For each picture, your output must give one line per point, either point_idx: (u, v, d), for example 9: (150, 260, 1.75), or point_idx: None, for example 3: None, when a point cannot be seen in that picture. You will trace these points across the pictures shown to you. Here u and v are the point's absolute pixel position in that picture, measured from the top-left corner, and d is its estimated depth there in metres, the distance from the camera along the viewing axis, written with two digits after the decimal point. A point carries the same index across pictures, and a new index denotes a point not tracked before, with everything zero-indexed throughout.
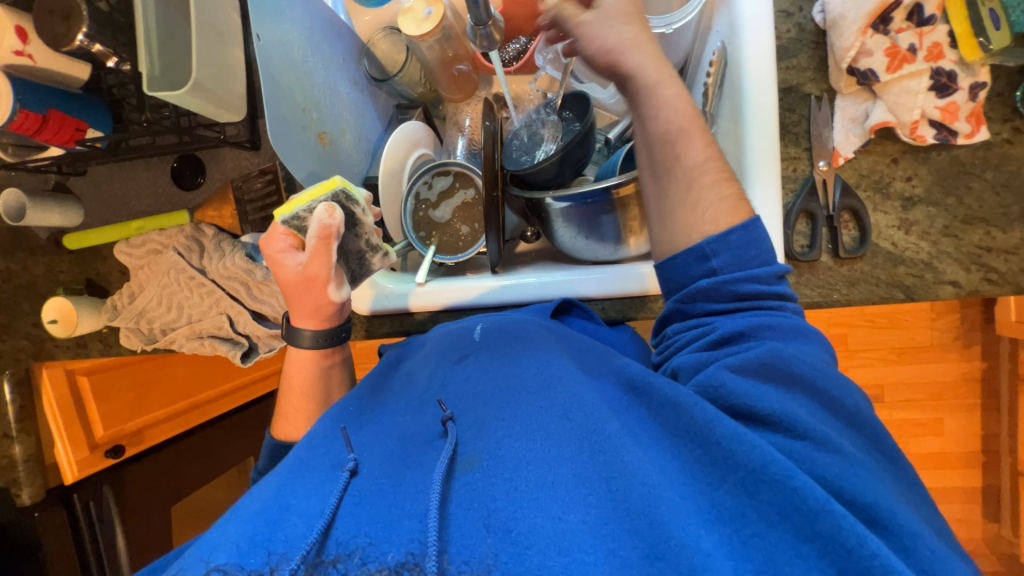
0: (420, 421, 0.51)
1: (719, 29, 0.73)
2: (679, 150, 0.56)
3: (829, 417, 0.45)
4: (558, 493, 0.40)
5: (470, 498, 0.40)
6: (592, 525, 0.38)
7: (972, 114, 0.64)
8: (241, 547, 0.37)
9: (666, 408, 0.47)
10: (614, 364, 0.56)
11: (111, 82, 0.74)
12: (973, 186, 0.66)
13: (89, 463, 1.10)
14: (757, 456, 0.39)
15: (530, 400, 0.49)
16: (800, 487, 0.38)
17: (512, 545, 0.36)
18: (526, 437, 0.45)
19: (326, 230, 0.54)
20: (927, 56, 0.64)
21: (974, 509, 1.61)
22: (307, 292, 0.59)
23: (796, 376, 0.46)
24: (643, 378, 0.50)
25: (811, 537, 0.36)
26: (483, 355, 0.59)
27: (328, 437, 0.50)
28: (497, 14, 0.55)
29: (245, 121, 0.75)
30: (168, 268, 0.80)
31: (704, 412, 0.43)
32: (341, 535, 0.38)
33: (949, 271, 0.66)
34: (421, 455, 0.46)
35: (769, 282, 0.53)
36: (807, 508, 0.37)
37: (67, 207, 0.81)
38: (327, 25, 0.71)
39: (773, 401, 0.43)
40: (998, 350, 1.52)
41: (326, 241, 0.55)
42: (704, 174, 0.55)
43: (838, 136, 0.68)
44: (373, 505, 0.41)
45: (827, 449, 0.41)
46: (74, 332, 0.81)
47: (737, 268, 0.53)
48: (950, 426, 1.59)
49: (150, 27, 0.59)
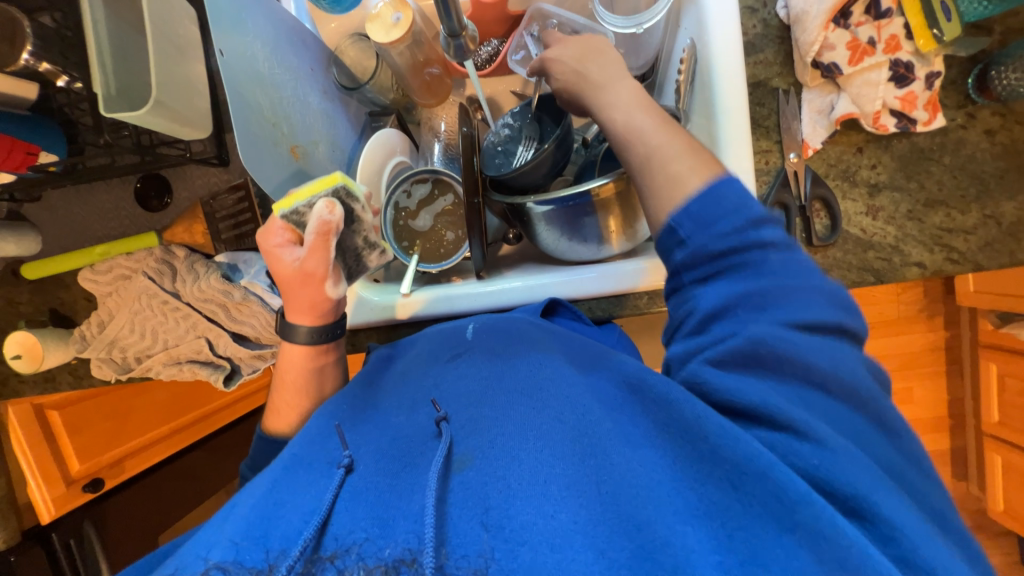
0: (414, 420, 0.51)
1: (687, 27, 0.74)
2: (660, 168, 0.51)
3: (824, 394, 0.40)
4: (550, 491, 0.40)
5: (466, 498, 0.41)
6: (583, 524, 0.38)
7: (929, 102, 0.66)
8: (241, 544, 0.38)
9: (657, 404, 0.45)
10: (613, 364, 0.55)
11: (62, 101, 0.70)
12: (933, 171, 0.69)
13: (67, 500, 1.06)
14: (741, 449, 0.38)
15: (523, 402, 0.49)
16: (783, 482, 0.36)
17: (506, 542, 0.37)
18: (518, 437, 0.45)
19: (323, 226, 0.55)
20: (886, 48, 0.66)
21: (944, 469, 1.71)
22: (304, 289, 0.59)
23: (783, 352, 0.41)
24: (641, 376, 0.49)
25: (793, 528, 0.35)
26: (477, 354, 0.58)
27: (321, 436, 0.50)
28: (469, 25, 0.53)
29: (212, 137, 0.73)
30: (139, 293, 0.77)
31: (694, 408, 0.42)
32: (338, 531, 0.39)
33: (915, 253, 0.69)
34: (416, 456, 0.46)
35: (744, 234, 0.45)
36: (788, 498, 0.35)
37: (22, 236, 0.76)
38: (292, 34, 0.69)
39: (755, 392, 0.40)
40: (959, 318, 1.61)
41: (325, 237, 0.56)
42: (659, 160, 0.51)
43: (805, 128, 0.70)
44: (368, 501, 0.42)
45: (815, 437, 0.38)
46: (41, 366, 0.77)
47: (717, 241, 0.45)
48: (920, 393, 1.68)
49: (102, 42, 0.56)
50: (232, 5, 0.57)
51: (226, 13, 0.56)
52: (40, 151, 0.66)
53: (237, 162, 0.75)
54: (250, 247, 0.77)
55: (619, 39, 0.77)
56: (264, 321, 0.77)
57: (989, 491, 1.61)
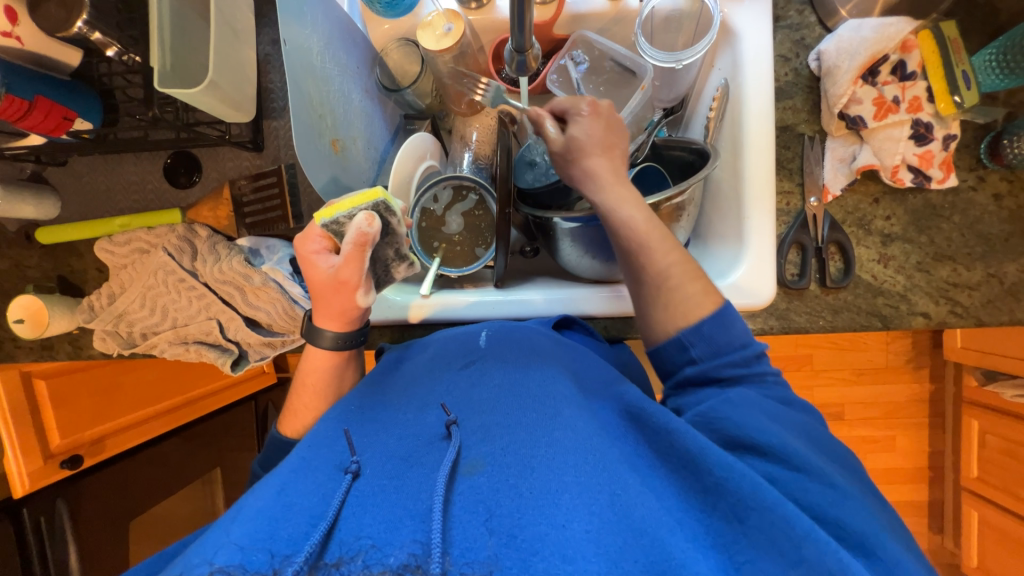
0: (424, 422, 0.51)
1: (722, 68, 0.77)
2: (642, 263, 0.60)
3: (818, 453, 0.49)
4: (562, 502, 0.40)
5: (474, 501, 0.40)
6: (595, 534, 0.38)
7: (944, 162, 0.70)
8: (246, 549, 0.36)
9: (659, 434, 0.49)
10: (615, 390, 0.57)
11: (103, 71, 0.72)
12: (943, 227, 0.72)
13: (43, 475, 1.03)
14: (748, 485, 0.42)
15: (535, 409, 0.50)
16: (794, 521, 0.40)
17: (517, 551, 0.36)
18: (531, 445, 0.45)
19: (364, 234, 0.53)
20: (909, 107, 0.70)
21: (921, 520, 1.74)
22: (337, 296, 0.58)
23: (785, 422, 0.50)
24: (641, 405, 0.52)
25: (797, 563, 0.38)
26: (491, 361, 0.59)
27: (330, 437, 0.49)
28: (534, 45, 0.58)
29: (249, 122, 0.74)
30: (155, 269, 0.75)
31: (695, 440, 0.46)
32: (344, 536, 0.38)
33: (921, 304, 0.72)
34: (423, 456, 0.46)
35: (747, 362, 0.55)
36: (795, 533, 0.39)
37: (42, 199, 0.76)
38: (344, 31, 0.71)
39: (772, 436, 0.47)
40: (944, 372, 1.66)
41: (363, 245, 0.54)
42: (669, 277, 0.58)
43: (827, 174, 0.73)
44: (376, 504, 0.41)
45: (815, 479, 0.45)
46: (43, 332, 0.75)
47: (715, 356, 0.55)
48: (903, 443, 1.71)
49: (163, 21, 0.56)
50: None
51: (291, 6, 0.58)
52: (75, 116, 0.68)
53: (271, 148, 0.76)
54: (274, 234, 0.77)
55: (656, 71, 0.79)
56: (279, 308, 0.76)
57: (964, 546, 1.63)
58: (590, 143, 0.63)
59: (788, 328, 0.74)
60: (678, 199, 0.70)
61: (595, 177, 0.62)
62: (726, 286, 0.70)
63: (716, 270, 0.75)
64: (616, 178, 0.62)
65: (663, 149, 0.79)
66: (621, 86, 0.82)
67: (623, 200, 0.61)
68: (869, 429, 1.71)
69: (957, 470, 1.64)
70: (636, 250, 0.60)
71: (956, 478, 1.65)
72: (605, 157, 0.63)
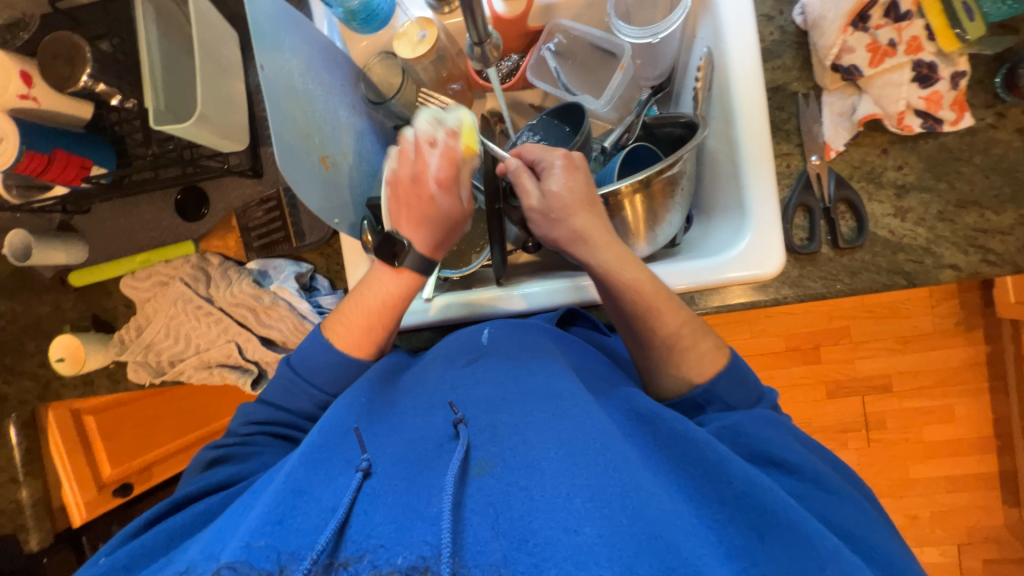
0: (431, 422, 0.51)
1: (704, 36, 0.75)
2: (652, 324, 0.61)
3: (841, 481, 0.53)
4: (574, 506, 0.40)
5: (485, 504, 0.40)
6: (608, 539, 0.38)
7: (955, 102, 0.66)
8: (252, 546, 0.38)
9: (676, 440, 0.49)
10: (621, 394, 0.57)
11: (114, 120, 0.77)
12: (963, 171, 0.68)
13: (97, 504, 1.10)
14: (770, 500, 0.43)
15: (543, 408, 0.50)
16: (813, 536, 0.41)
17: (528, 556, 0.37)
18: (540, 446, 0.45)
19: (455, 129, 0.66)
20: (907, 49, 0.66)
21: (993, 494, 1.59)
22: (434, 206, 0.66)
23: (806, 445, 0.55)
24: (652, 410, 0.53)
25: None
26: (494, 360, 0.59)
27: (342, 434, 0.51)
28: (491, 33, 0.57)
29: (247, 151, 0.78)
30: (175, 299, 0.80)
31: (716, 451, 0.47)
32: (356, 535, 0.39)
33: (949, 255, 0.67)
34: (433, 459, 0.46)
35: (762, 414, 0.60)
36: (819, 555, 0.40)
37: (72, 246, 0.82)
38: (324, 53, 0.73)
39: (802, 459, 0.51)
40: (1001, 332, 1.54)
41: (455, 146, 0.66)
42: (681, 338, 0.61)
43: (827, 130, 0.70)
44: (387, 503, 0.42)
45: (839, 499, 0.49)
46: (82, 369, 0.81)
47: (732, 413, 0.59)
48: (961, 412, 1.59)
49: (154, 63, 0.61)
50: (272, 27, 0.62)
51: (267, 34, 0.61)
52: (92, 164, 0.74)
53: (270, 173, 0.79)
54: (280, 254, 0.80)
55: (636, 50, 0.79)
56: (291, 325, 0.78)
57: None
58: (559, 201, 0.63)
59: (804, 296, 0.70)
60: (671, 171, 0.68)
61: (582, 236, 0.63)
62: (730, 258, 0.68)
63: (721, 242, 0.72)
64: (601, 238, 0.63)
65: (655, 127, 0.78)
66: (603, 70, 0.83)
67: (619, 262, 0.62)
68: (922, 400, 1.60)
69: None
70: (645, 311, 0.61)
71: None
72: (577, 214, 0.63)
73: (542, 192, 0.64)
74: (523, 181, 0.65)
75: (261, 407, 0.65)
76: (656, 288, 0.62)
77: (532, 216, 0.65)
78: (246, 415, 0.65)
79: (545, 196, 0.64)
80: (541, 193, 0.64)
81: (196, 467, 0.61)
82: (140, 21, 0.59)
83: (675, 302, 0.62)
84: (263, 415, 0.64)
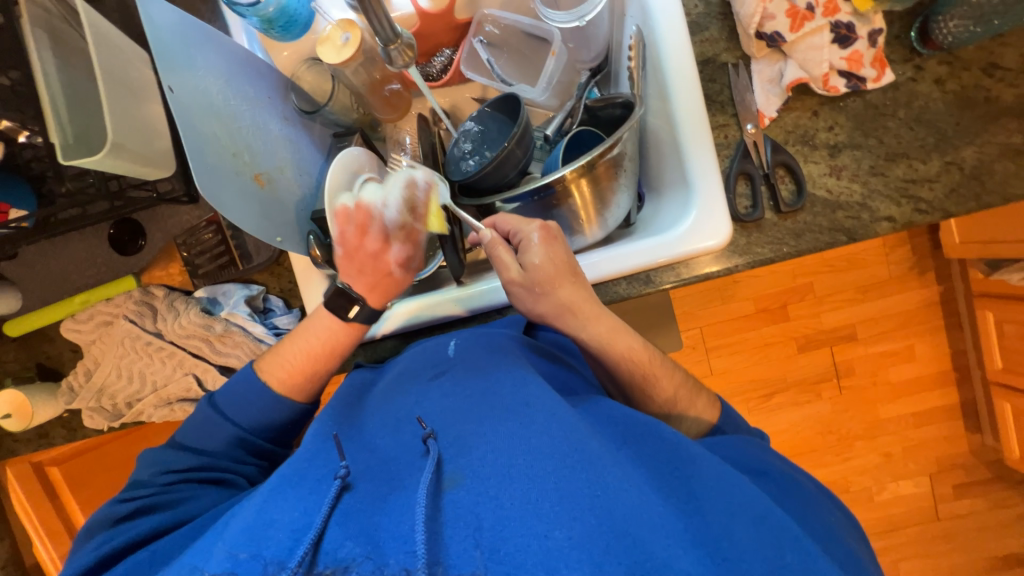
0: (400, 439, 0.51)
1: (633, 15, 0.76)
2: (650, 390, 0.64)
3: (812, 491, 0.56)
4: (543, 510, 0.40)
5: (458, 516, 0.41)
6: (577, 540, 0.38)
7: (875, 60, 0.68)
8: (236, 558, 0.40)
9: (647, 440, 0.51)
10: (592, 402, 0.58)
11: (29, 156, 0.72)
12: (890, 125, 0.70)
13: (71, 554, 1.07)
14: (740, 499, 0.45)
15: (511, 413, 0.50)
16: (778, 530, 0.43)
17: (501, 565, 0.37)
18: (508, 454, 0.45)
19: (423, 209, 0.67)
20: (825, 12, 0.68)
21: (957, 424, 1.69)
22: (388, 279, 0.66)
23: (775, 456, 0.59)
24: (623, 419, 0.54)
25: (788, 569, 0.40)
26: (460, 371, 0.58)
27: (315, 450, 0.51)
28: (402, 33, 0.57)
29: (179, 175, 0.74)
30: (122, 337, 0.77)
31: (688, 452, 0.50)
32: (331, 547, 0.40)
33: (883, 208, 0.69)
34: (404, 476, 0.46)
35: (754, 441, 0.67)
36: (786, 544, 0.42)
37: (2, 295, 0.77)
38: (244, 64, 0.69)
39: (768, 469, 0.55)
40: (951, 271, 1.62)
41: (420, 227, 0.67)
42: (678, 402, 0.65)
43: (759, 98, 0.72)
44: (361, 518, 0.42)
45: (799, 500, 0.52)
46: (31, 422, 0.77)
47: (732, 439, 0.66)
48: (922, 350, 1.68)
49: (56, 94, 0.58)
50: (180, 45, 0.60)
51: (174, 54, 0.59)
52: (9, 207, 0.68)
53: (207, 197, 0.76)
54: (227, 278, 0.77)
55: (566, 34, 0.79)
56: (249, 350, 0.76)
57: (1005, 442, 1.57)
58: (541, 276, 0.61)
59: (754, 262, 0.72)
60: (612, 153, 0.68)
61: (569, 309, 0.62)
62: (681, 232, 0.69)
63: (671, 218, 0.73)
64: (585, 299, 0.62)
65: (597, 110, 0.77)
66: (539, 57, 0.83)
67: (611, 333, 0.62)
68: (886, 344, 1.68)
69: (982, 365, 1.60)
70: (643, 379, 0.63)
71: (983, 374, 1.61)
72: (563, 286, 0.62)
73: (523, 265, 0.62)
74: (501, 256, 0.62)
75: (183, 453, 0.62)
76: (648, 353, 0.64)
77: (513, 289, 0.63)
78: (161, 465, 0.61)
79: (527, 270, 0.61)
80: (522, 268, 0.62)
81: (98, 528, 0.56)
82: (34, 51, 0.56)
83: (666, 368, 0.65)
84: (186, 463, 0.61)
